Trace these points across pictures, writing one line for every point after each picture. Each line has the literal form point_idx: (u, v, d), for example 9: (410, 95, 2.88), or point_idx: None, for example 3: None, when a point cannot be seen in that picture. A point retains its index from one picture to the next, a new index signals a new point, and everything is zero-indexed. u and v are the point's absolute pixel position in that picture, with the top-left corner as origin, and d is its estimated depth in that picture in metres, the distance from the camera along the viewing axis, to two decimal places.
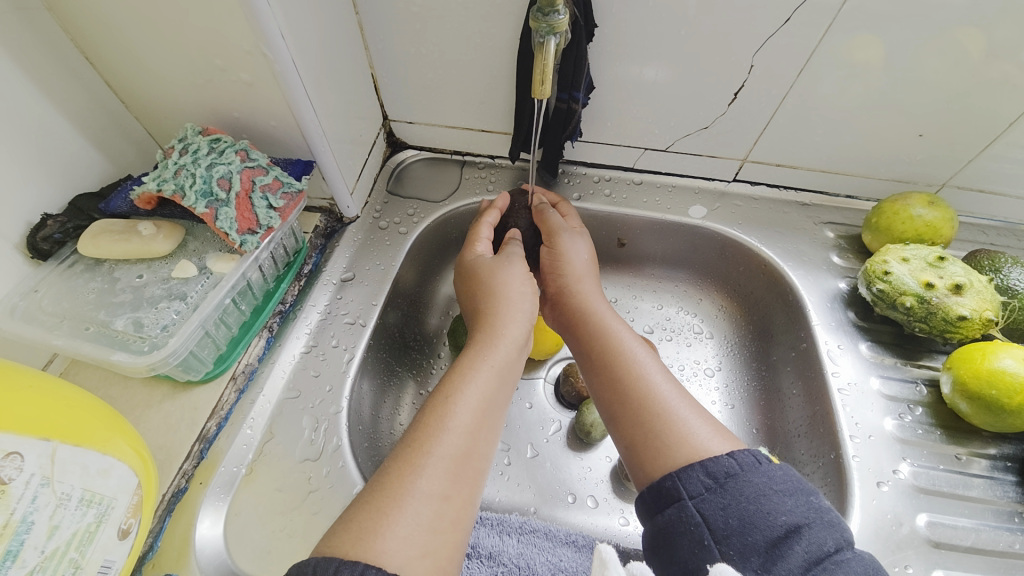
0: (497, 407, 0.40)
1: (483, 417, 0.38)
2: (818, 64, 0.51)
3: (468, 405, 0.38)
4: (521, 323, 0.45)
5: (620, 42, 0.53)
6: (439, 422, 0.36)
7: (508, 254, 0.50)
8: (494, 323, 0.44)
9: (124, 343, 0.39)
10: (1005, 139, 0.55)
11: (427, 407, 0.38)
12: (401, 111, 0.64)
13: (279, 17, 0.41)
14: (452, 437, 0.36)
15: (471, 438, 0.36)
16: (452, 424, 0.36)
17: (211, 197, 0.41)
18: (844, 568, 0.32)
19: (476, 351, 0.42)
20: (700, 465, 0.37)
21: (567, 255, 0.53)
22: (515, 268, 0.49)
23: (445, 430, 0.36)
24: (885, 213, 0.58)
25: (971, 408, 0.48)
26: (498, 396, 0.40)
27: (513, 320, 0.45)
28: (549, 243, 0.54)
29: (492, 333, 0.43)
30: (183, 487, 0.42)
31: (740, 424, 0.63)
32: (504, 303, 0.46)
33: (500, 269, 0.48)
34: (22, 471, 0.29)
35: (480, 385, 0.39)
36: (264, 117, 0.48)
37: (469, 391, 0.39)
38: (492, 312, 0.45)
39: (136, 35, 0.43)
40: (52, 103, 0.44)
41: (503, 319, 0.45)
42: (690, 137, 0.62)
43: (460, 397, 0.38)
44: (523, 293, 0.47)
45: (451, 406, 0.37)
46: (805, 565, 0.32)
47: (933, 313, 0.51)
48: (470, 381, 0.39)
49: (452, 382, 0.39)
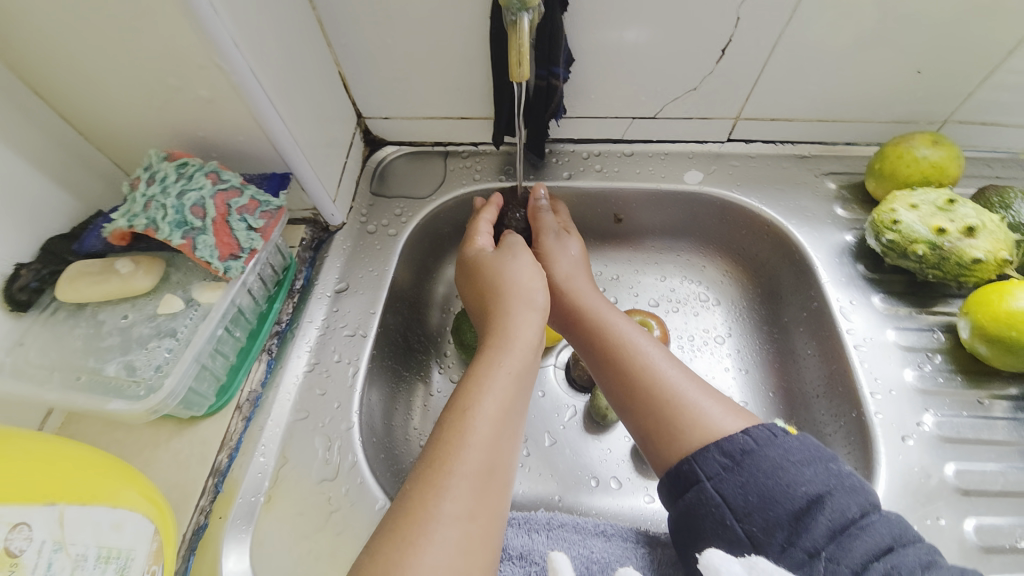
0: (517, 414, 0.39)
1: (503, 427, 0.37)
2: (807, 7, 0.48)
3: (488, 417, 0.37)
4: (534, 318, 0.44)
5: (595, 8, 0.50)
6: (459, 439, 0.35)
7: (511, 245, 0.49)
8: (505, 324, 0.43)
9: (119, 390, 0.38)
10: (1007, 66, 0.52)
11: (445, 422, 0.37)
12: (375, 107, 0.61)
13: (231, 23, 0.38)
14: (474, 454, 0.35)
15: (492, 452, 0.36)
16: (473, 440, 0.36)
17: (186, 226, 0.40)
18: (869, 531, 0.31)
19: (490, 357, 0.41)
20: (715, 446, 0.37)
21: (553, 257, 0.53)
22: (521, 260, 0.48)
23: (466, 447, 0.35)
24: (888, 157, 0.56)
25: (991, 351, 0.47)
26: (517, 403, 0.39)
27: (527, 319, 0.44)
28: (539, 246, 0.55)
29: (505, 335, 0.42)
30: (204, 523, 0.42)
31: (757, 389, 0.62)
32: (514, 300, 0.45)
33: (504, 264, 0.47)
34: (32, 540, 0.29)
35: (498, 394, 0.38)
36: (231, 132, 0.46)
37: (487, 402, 0.38)
38: (501, 312, 0.44)
39: (81, 59, 0.40)
40: (5, 143, 0.41)
41: (516, 319, 0.43)
42: (678, 101, 0.59)
43: (478, 409, 0.37)
44: (535, 287, 0.46)
45: (470, 419, 0.36)
46: (829, 534, 0.32)
47: (946, 259, 0.49)
48: (488, 391, 0.38)
49: (468, 394, 0.38)
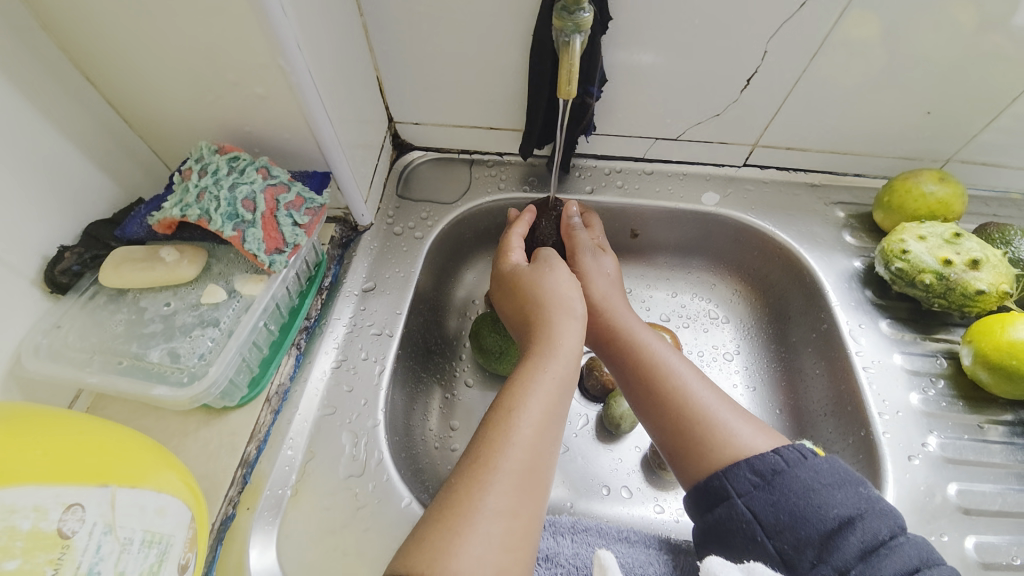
0: (558, 418, 0.40)
1: (545, 429, 0.38)
2: (831, 48, 0.51)
3: (531, 419, 0.38)
4: (575, 327, 0.45)
5: (633, 34, 0.52)
6: (504, 437, 0.37)
7: (546, 258, 0.50)
8: (549, 331, 0.44)
9: (162, 376, 0.40)
10: (1009, 113, 0.56)
11: (490, 421, 0.38)
12: (408, 113, 0.62)
13: (294, 26, 0.39)
14: (517, 452, 0.36)
15: (534, 452, 0.37)
16: (517, 439, 0.37)
17: (237, 219, 0.42)
18: (898, 553, 0.33)
19: (535, 362, 0.42)
20: (746, 464, 0.39)
21: (590, 273, 0.53)
22: (557, 273, 0.49)
23: (510, 445, 0.37)
24: (897, 191, 0.59)
25: (992, 378, 0.50)
26: (558, 408, 0.40)
27: (568, 327, 0.45)
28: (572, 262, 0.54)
29: (549, 343, 0.43)
30: (231, 514, 0.42)
31: (763, 406, 0.64)
32: (555, 311, 0.46)
33: (542, 278, 0.48)
34: (84, 521, 0.30)
35: (542, 398, 0.40)
36: (277, 130, 0.47)
37: (532, 404, 0.39)
38: (543, 322, 0.45)
39: (139, 52, 0.40)
40: (57, 129, 0.41)
41: (559, 327, 0.44)
42: (702, 125, 0.62)
43: (523, 410, 0.38)
44: (573, 296, 0.47)
45: (514, 419, 0.38)
46: (861, 554, 0.34)
47: (952, 289, 0.52)
48: (531, 393, 0.40)
49: (513, 395, 0.40)
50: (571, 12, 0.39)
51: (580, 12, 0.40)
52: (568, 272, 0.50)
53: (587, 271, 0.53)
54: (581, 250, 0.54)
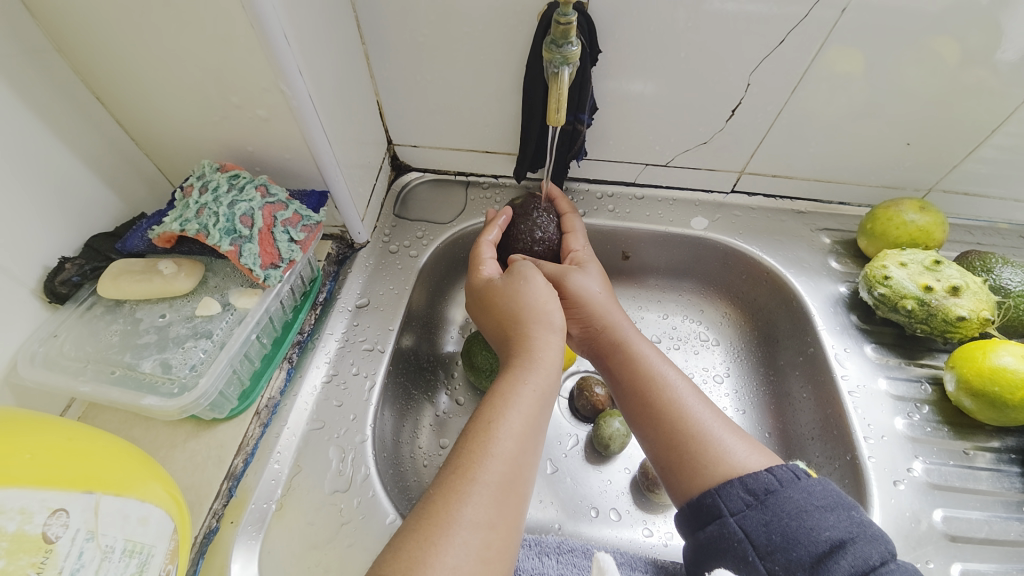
0: (538, 430, 0.41)
1: (525, 442, 0.39)
2: (810, 82, 0.54)
3: (511, 432, 0.39)
4: (555, 342, 0.46)
5: (621, 65, 0.54)
6: (483, 449, 0.38)
7: (520, 269, 0.49)
8: (529, 345, 0.45)
9: (153, 386, 0.41)
10: (986, 146, 0.58)
11: (472, 433, 0.39)
12: (407, 136, 0.65)
13: (297, 54, 0.41)
14: (496, 464, 0.37)
15: (513, 465, 0.38)
16: (496, 451, 0.38)
17: (234, 234, 0.43)
18: None
19: (516, 375, 0.43)
20: (739, 482, 0.39)
21: (579, 287, 0.52)
22: (534, 283, 0.49)
23: (489, 457, 0.37)
24: (880, 219, 0.60)
25: (976, 404, 0.50)
26: (538, 420, 0.41)
27: (548, 342, 0.46)
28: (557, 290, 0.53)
29: (530, 356, 0.44)
30: (215, 527, 0.43)
31: (753, 429, 0.64)
32: (535, 325, 0.46)
33: (518, 291, 0.48)
34: (68, 527, 0.30)
35: (522, 411, 0.40)
36: (278, 151, 0.49)
37: (511, 416, 0.40)
38: (524, 337, 0.46)
39: (149, 76, 0.43)
40: (66, 145, 0.43)
41: (539, 340, 0.45)
42: (690, 152, 0.64)
43: (502, 423, 0.39)
44: (551, 309, 0.47)
45: (493, 432, 0.39)
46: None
47: (933, 315, 0.53)
48: (511, 406, 0.40)
49: (494, 408, 0.40)
50: (560, 45, 0.42)
51: (568, 46, 0.42)
52: (542, 278, 0.50)
53: (577, 291, 0.52)
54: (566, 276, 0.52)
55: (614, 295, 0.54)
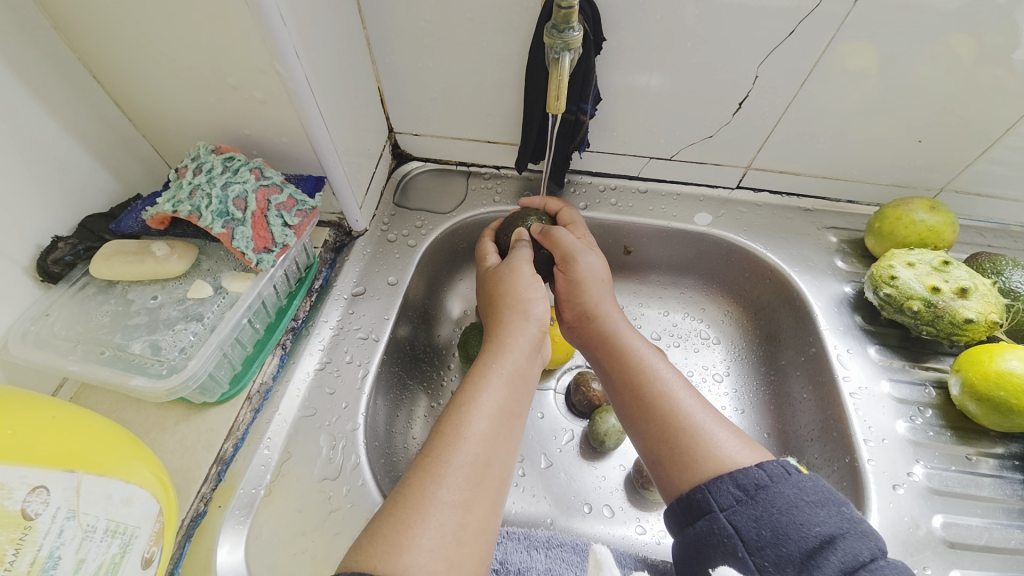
0: (513, 415, 0.41)
1: (498, 425, 0.39)
2: (819, 76, 0.52)
3: (483, 415, 0.39)
4: (529, 329, 0.47)
5: (626, 55, 0.53)
6: (456, 431, 0.37)
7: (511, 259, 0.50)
8: (504, 332, 0.46)
9: (142, 367, 0.41)
10: (1002, 144, 0.56)
11: (445, 416, 0.39)
12: (409, 124, 0.64)
13: (294, 35, 0.41)
14: (469, 447, 0.37)
15: (487, 448, 0.37)
16: (468, 433, 0.37)
17: (227, 217, 0.43)
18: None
19: (487, 360, 0.43)
20: (728, 478, 0.38)
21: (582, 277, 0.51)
22: (520, 273, 0.49)
23: (462, 439, 0.37)
24: (888, 218, 0.59)
25: (980, 409, 0.49)
26: (512, 404, 0.41)
27: (519, 326, 0.47)
28: (565, 268, 0.51)
29: (502, 343, 0.45)
30: (202, 511, 0.42)
31: (752, 430, 0.64)
32: (510, 312, 0.47)
33: (503, 279, 0.49)
34: (48, 505, 0.30)
35: (494, 393, 0.40)
36: (276, 134, 0.48)
37: (483, 398, 0.40)
38: (499, 322, 0.47)
39: (145, 53, 0.42)
40: (61, 123, 0.43)
41: (511, 327, 0.46)
42: (695, 146, 0.63)
43: (474, 405, 0.39)
44: (532, 299, 0.48)
45: (466, 414, 0.39)
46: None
47: (940, 316, 0.52)
48: (483, 389, 0.40)
49: (466, 391, 0.41)
50: (561, 30, 0.41)
51: (569, 31, 0.41)
52: (533, 270, 0.50)
53: (580, 275, 0.51)
54: (573, 254, 0.51)
55: (612, 282, 0.53)
